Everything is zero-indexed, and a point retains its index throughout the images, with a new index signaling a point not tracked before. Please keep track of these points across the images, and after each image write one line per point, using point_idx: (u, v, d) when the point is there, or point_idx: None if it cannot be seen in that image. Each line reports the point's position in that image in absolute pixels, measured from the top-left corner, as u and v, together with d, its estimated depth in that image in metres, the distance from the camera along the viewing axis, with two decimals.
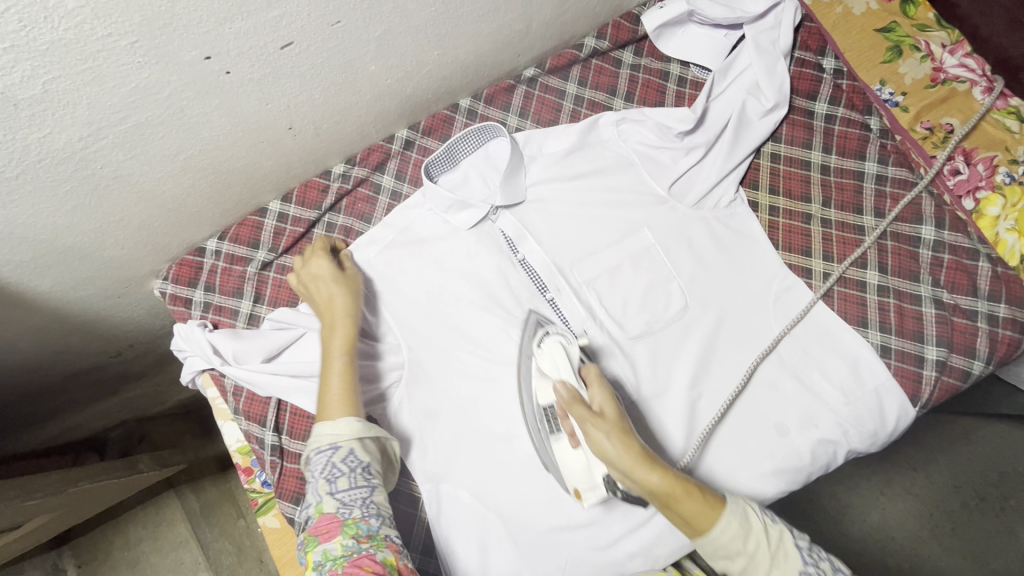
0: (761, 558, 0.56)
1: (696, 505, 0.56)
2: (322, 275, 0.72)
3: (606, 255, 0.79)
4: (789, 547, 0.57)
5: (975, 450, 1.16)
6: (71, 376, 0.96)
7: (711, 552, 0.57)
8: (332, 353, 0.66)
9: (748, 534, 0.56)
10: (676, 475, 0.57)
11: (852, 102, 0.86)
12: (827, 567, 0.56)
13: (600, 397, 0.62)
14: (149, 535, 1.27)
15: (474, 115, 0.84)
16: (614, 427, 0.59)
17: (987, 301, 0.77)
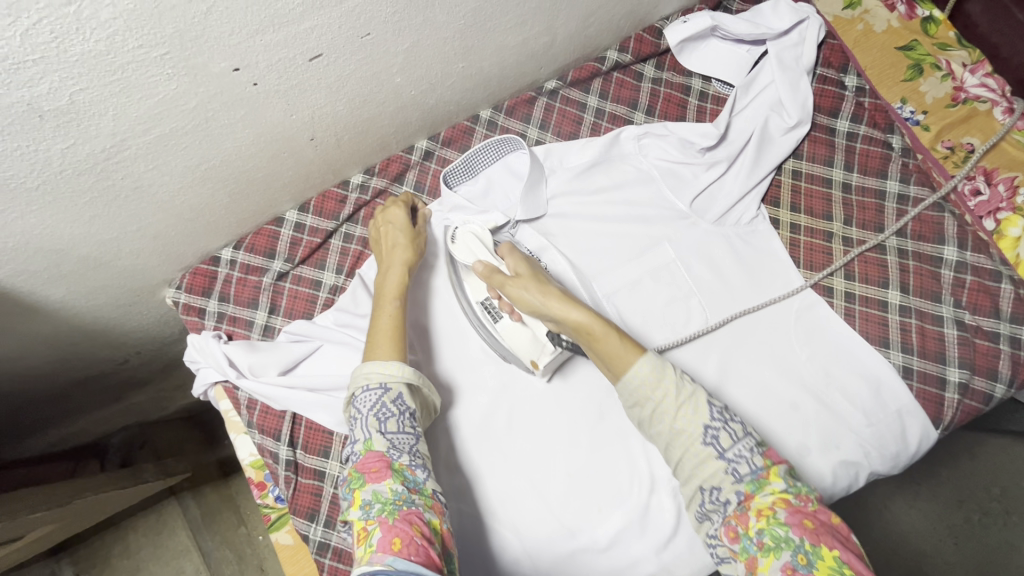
0: (669, 403, 0.59)
1: (613, 343, 0.62)
2: (396, 224, 0.73)
3: (627, 269, 0.79)
4: (702, 402, 0.59)
5: (979, 465, 1.16)
6: (75, 383, 0.95)
7: (628, 394, 0.61)
8: (385, 295, 0.68)
9: (663, 381, 0.60)
10: (597, 314, 0.63)
11: (874, 120, 0.85)
12: (738, 428, 0.58)
13: (514, 262, 0.69)
14: (148, 543, 1.25)
15: (494, 126, 0.83)
16: (538, 278, 0.67)
17: (1009, 323, 0.76)
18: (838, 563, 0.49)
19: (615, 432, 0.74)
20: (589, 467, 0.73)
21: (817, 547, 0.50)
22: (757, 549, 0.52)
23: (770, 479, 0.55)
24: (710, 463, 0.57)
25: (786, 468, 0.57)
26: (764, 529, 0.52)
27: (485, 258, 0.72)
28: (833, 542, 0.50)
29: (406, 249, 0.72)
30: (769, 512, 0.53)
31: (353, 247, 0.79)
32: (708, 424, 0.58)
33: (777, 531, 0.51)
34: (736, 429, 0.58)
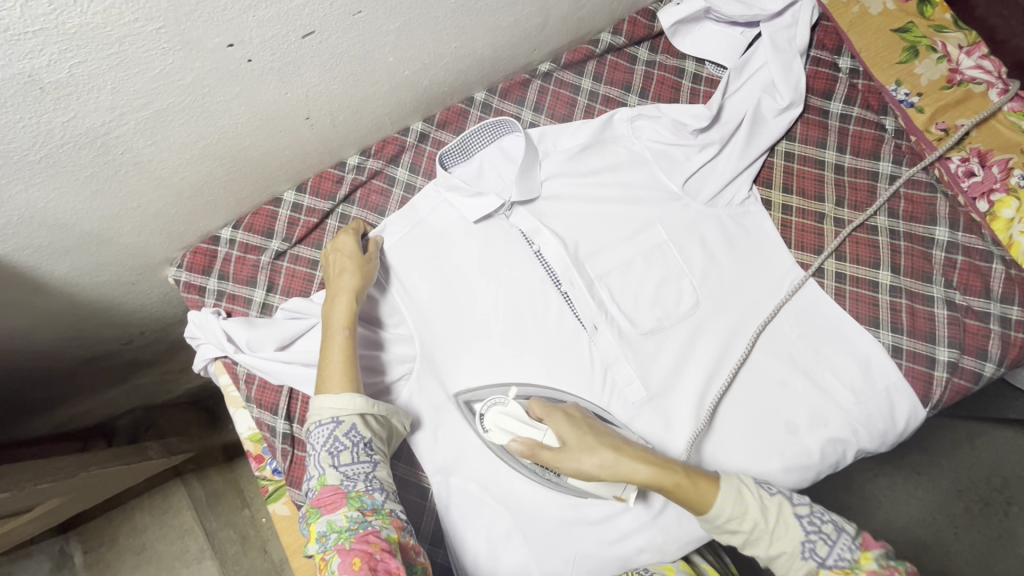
0: (764, 532, 0.61)
1: (688, 484, 0.61)
2: (344, 252, 0.73)
3: (619, 250, 0.80)
4: (790, 518, 0.61)
5: (979, 455, 1.16)
6: (83, 361, 0.98)
7: (717, 526, 0.62)
8: (334, 325, 0.67)
9: (748, 506, 0.61)
10: (661, 464, 0.62)
11: (867, 103, 0.87)
12: (830, 530, 0.60)
13: (557, 428, 0.65)
14: (154, 522, 1.31)
15: (488, 109, 0.84)
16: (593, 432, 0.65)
17: (1000, 303, 0.76)
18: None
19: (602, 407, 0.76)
20: None
21: None
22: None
23: (863, 562, 0.58)
24: (800, 564, 0.60)
25: (881, 550, 0.59)
26: None
27: (519, 427, 0.67)
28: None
29: (354, 274, 0.71)
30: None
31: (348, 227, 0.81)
32: (802, 541, 0.60)
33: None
34: (829, 533, 0.60)
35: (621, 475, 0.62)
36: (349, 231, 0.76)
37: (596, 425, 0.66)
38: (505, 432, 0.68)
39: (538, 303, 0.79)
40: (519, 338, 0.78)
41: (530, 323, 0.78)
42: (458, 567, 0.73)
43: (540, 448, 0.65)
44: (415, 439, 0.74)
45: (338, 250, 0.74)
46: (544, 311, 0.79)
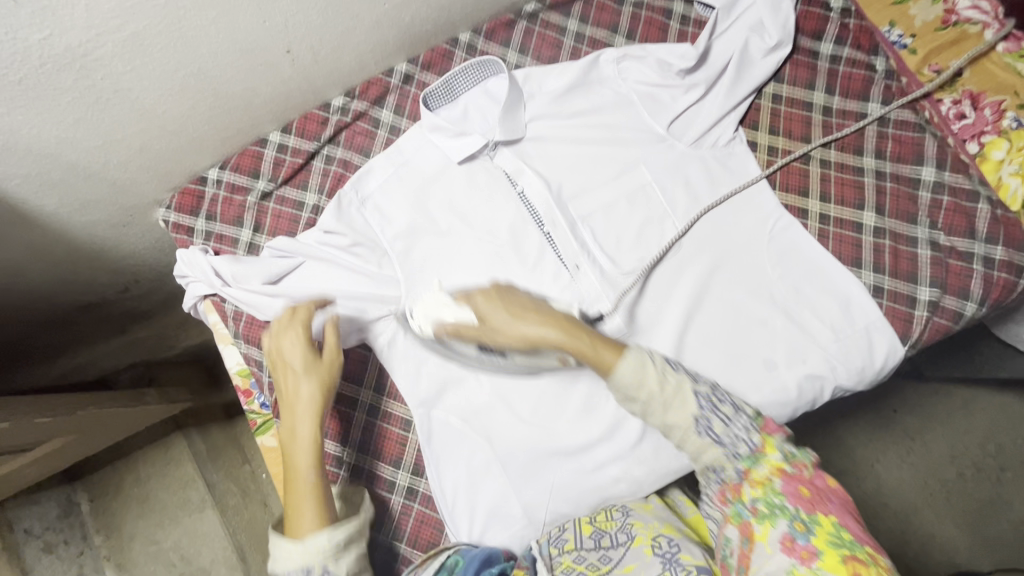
0: (659, 402, 0.60)
1: (590, 347, 0.62)
2: (293, 363, 0.66)
3: (602, 192, 0.80)
4: (688, 394, 0.60)
5: (975, 422, 1.28)
6: (81, 308, 1.00)
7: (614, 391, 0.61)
8: (301, 460, 0.62)
9: (647, 375, 0.60)
10: (565, 333, 0.63)
11: (858, 42, 0.84)
12: (727, 412, 0.61)
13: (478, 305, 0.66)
14: (157, 473, 1.34)
15: (473, 50, 0.83)
16: (504, 301, 0.66)
17: (983, 243, 0.75)
18: (836, 529, 0.55)
19: None
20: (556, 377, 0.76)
21: (812, 516, 0.56)
22: (752, 514, 0.58)
23: (767, 452, 0.59)
24: (711, 451, 0.60)
25: (780, 437, 0.61)
26: (760, 496, 0.58)
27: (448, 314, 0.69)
28: (828, 508, 0.56)
29: (314, 388, 0.65)
30: (766, 483, 0.58)
31: (333, 168, 0.82)
32: (697, 416, 0.60)
33: (773, 500, 0.57)
34: (725, 413, 0.60)
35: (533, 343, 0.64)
36: (297, 330, 0.68)
37: (511, 296, 0.66)
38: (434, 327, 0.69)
39: (520, 244, 0.79)
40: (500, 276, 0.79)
41: (511, 262, 0.79)
42: (439, 497, 0.75)
43: (464, 328, 0.67)
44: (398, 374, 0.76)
45: (287, 363, 0.67)
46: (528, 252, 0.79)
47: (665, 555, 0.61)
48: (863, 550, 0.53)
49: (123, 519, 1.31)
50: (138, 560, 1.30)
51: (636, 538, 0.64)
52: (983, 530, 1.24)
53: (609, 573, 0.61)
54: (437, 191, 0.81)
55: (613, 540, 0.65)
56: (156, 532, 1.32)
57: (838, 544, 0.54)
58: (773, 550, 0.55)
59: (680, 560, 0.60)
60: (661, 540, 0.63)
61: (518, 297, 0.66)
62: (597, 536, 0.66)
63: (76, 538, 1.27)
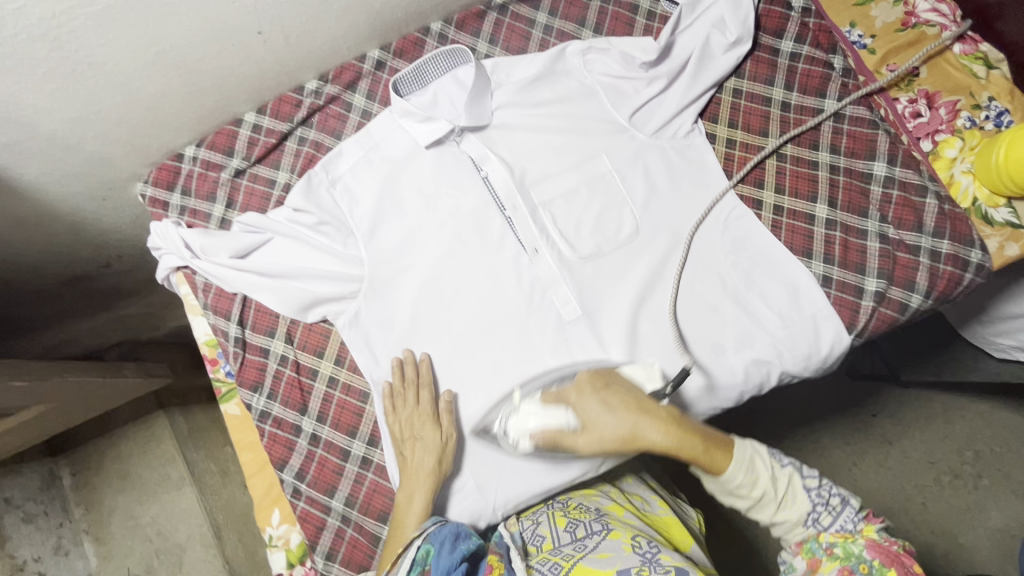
0: (771, 502, 0.65)
1: (700, 452, 0.64)
2: (421, 438, 0.73)
3: (564, 178, 0.82)
4: (800, 491, 0.66)
5: (953, 428, 1.30)
6: (64, 281, 1.03)
7: (725, 488, 0.66)
8: (409, 523, 0.70)
9: (759, 472, 0.65)
10: (676, 432, 0.65)
11: (818, 41, 0.86)
12: (835, 502, 0.65)
13: (583, 408, 0.68)
14: (138, 450, 1.37)
15: (445, 39, 0.86)
16: (605, 397, 0.68)
17: (931, 237, 0.78)
18: None
19: (538, 324, 0.79)
20: (512, 357, 0.78)
21: (882, 568, 0.58)
22: (824, 553, 0.62)
23: (866, 532, 0.63)
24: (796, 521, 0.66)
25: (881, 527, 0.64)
26: (838, 541, 0.62)
27: (539, 422, 0.69)
28: (904, 574, 0.58)
29: (432, 464, 0.72)
30: (848, 536, 0.62)
31: (306, 149, 0.84)
32: (808, 512, 0.65)
33: (849, 547, 0.61)
34: (832, 505, 0.65)
35: (636, 444, 0.65)
36: (426, 413, 0.73)
37: (609, 394, 0.68)
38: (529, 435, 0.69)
39: (482, 228, 0.81)
40: (462, 258, 0.80)
41: (471, 245, 0.81)
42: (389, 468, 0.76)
43: (564, 435, 0.68)
44: (356, 351, 0.78)
45: (416, 437, 0.73)
46: (490, 236, 0.81)
47: (644, 553, 0.61)
48: None
49: (103, 493, 1.34)
50: (116, 534, 1.32)
51: (613, 531, 0.67)
52: (956, 536, 1.25)
53: (583, 557, 0.63)
54: (401, 172, 0.82)
55: (588, 531, 0.69)
56: (135, 507, 1.34)
57: None
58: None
59: (659, 561, 0.60)
60: (640, 541, 0.64)
61: (614, 394, 0.68)
62: (573, 528, 0.70)
63: (55, 510, 1.29)
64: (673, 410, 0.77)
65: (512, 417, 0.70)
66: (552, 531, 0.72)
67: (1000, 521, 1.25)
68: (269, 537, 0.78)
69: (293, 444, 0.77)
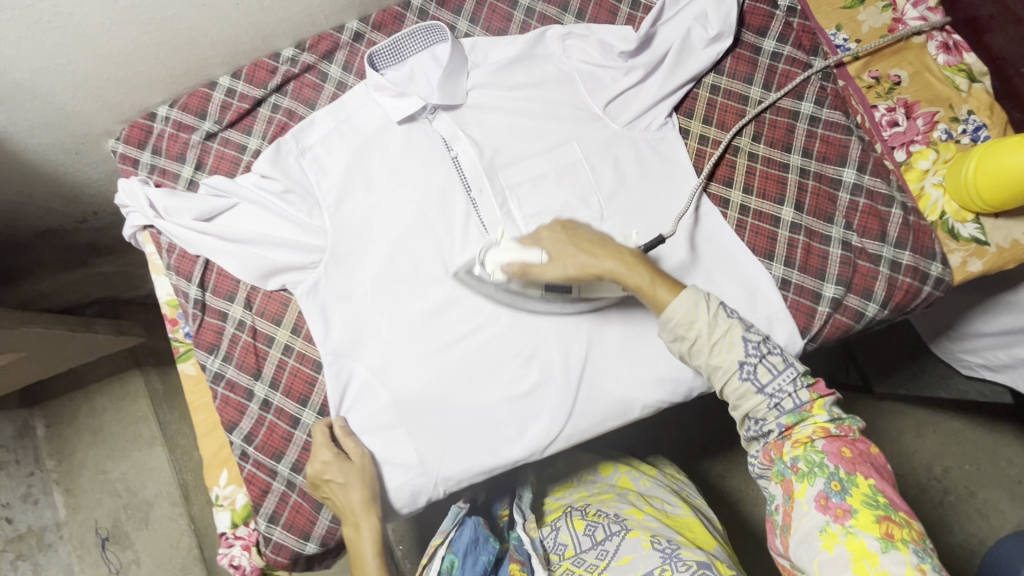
0: (706, 340, 0.65)
1: (644, 280, 0.66)
2: (330, 472, 0.72)
3: (533, 163, 0.82)
4: (736, 338, 0.65)
5: (922, 442, 1.30)
6: (39, 234, 1.04)
7: (667, 329, 0.66)
8: (365, 556, 0.69)
9: (699, 314, 0.65)
10: (629, 263, 0.67)
11: (800, 42, 0.85)
12: (777, 364, 0.64)
13: (550, 245, 0.68)
14: (112, 407, 1.38)
15: (425, 15, 0.86)
16: (571, 235, 0.68)
17: (893, 247, 0.78)
18: (872, 491, 0.59)
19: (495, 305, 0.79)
20: (467, 335, 0.79)
21: (850, 476, 0.60)
22: (793, 472, 0.63)
23: (813, 412, 0.64)
24: (753, 399, 0.64)
25: (830, 399, 0.64)
26: (799, 455, 0.63)
27: (512, 256, 0.69)
28: (867, 471, 0.61)
29: (358, 490, 0.72)
30: (807, 441, 0.62)
31: (278, 117, 0.84)
32: (743, 360, 0.64)
33: (812, 457, 0.62)
34: (773, 363, 0.64)
35: (591, 273, 0.67)
36: (324, 450, 0.73)
37: (577, 234, 0.69)
38: (500, 268, 0.69)
39: (447, 207, 0.81)
40: (424, 236, 0.80)
41: (435, 223, 0.81)
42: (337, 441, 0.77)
43: (531, 268, 0.68)
44: (311, 322, 0.77)
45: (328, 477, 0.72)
46: (455, 216, 0.81)
47: (663, 550, 0.70)
48: (898, 513, 0.58)
49: (75, 447, 1.35)
50: (86, 487, 1.34)
51: (632, 531, 0.75)
52: None
53: (606, 565, 0.72)
54: (370, 146, 0.82)
55: (607, 532, 0.77)
56: (106, 463, 1.36)
57: (872, 505, 0.59)
58: (809, 507, 0.60)
59: (680, 555, 0.69)
60: (659, 538, 0.73)
61: (583, 234, 0.69)
62: (591, 531, 0.78)
63: (27, 459, 1.31)
64: (620, 400, 0.78)
65: (491, 249, 0.71)
66: (572, 535, 0.80)
67: (962, 537, 1.25)
68: (214, 497, 0.80)
69: (244, 408, 0.78)
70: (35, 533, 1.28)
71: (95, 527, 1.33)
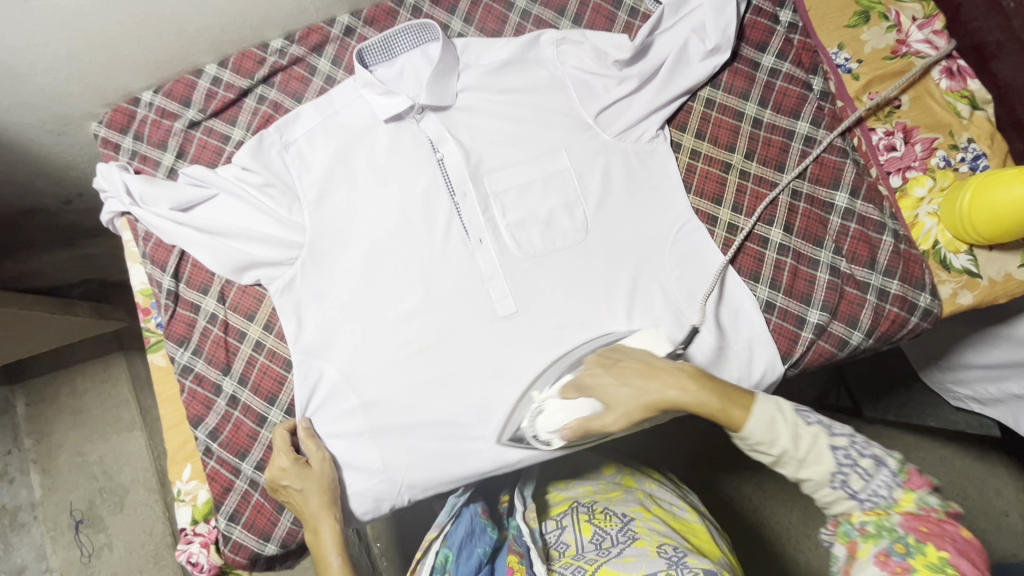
0: (795, 459, 0.60)
1: (715, 403, 0.60)
2: (288, 476, 0.71)
3: (520, 169, 0.80)
4: (823, 451, 0.60)
5: None
6: (22, 213, 1.03)
7: (747, 446, 0.61)
8: (326, 557, 0.68)
9: (780, 431, 0.59)
10: (693, 391, 0.61)
11: (799, 60, 0.84)
12: (866, 464, 0.60)
13: (601, 390, 0.65)
14: (93, 389, 1.37)
15: (418, 12, 0.84)
16: (613, 373, 0.66)
17: (881, 275, 0.77)
18: (942, 562, 0.53)
19: (471, 312, 0.78)
20: (441, 341, 0.77)
21: (920, 544, 0.55)
22: (859, 534, 0.58)
23: (903, 502, 0.58)
24: (843, 503, 0.60)
25: (924, 490, 0.59)
26: (870, 518, 0.58)
27: (562, 417, 0.70)
28: (945, 547, 0.54)
29: (316, 492, 0.71)
30: (881, 512, 0.58)
31: (264, 108, 0.82)
32: (835, 472, 0.59)
33: (881, 521, 0.58)
34: (865, 468, 0.59)
35: (659, 409, 0.62)
36: (281, 454, 0.72)
37: (620, 368, 0.66)
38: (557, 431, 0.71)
39: (429, 210, 0.80)
40: (404, 238, 0.79)
41: (416, 226, 0.79)
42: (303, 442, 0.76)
43: (591, 424, 0.66)
44: (283, 320, 0.76)
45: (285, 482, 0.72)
46: (438, 218, 0.80)
47: (670, 558, 0.67)
48: None
49: (54, 427, 1.34)
50: (63, 468, 1.33)
51: (639, 539, 0.72)
52: None
53: (605, 561, 0.71)
54: (355, 144, 0.80)
55: (614, 539, 0.74)
56: (84, 445, 1.35)
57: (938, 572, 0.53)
58: (867, 564, 0.56)
59: (686, 563, 0.66)
60: (665, 547, 0.69)
61: (626, 365, 0.65)
62: (598, 538, 0.76)
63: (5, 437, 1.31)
64: None
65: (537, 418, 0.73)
66: (577, 538, 0.78)
67: None
68: (177, 491, 0.79)
69: (211, 403, 0.77)
70: (9, 512, 1.28)
71: (70, 509, 1.32)
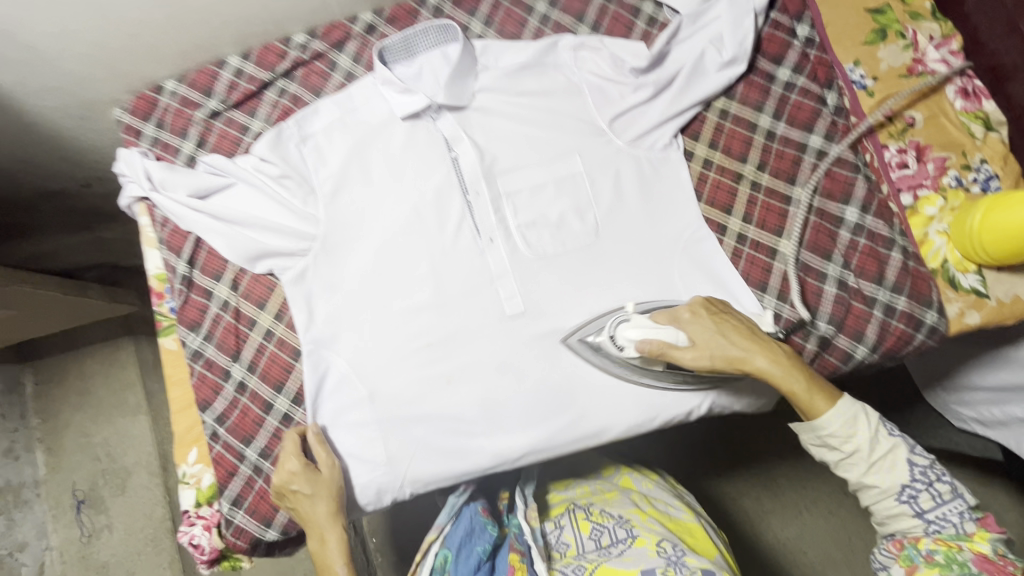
0: (864, 460, 0.69)
1: (797, 386, 0.69)
2: (297, 483, 0.72)
3: (533, 171, 0.81)
4: (899, 460, 0.68)
5: None
6: (41, 194, 1.05)
7: (816, 435, 0.70)
8: (332, 566, 0.70)
9: (858, 429, 0.68)
10: (786, 372, 0.69)
11: (815, 74, 0.84)
12: (943, 492, 0.67)
13: (693, 330, 0.71)
14: (100, 371, 1.39)
15: (439, 13, 0.86)
16: (713, 318, 0.72)
17: (889, 291, 0.77)
18: None
19: (479, 310, 0.79)
20: (449, 337, 0.78)
21: None
22: (924, 560, 0.66)
23: (976, 539, 0.65)
24: (908, 519, 0.68)
25: (997, 535, 0.66)
26: (939, 548, 0.65)
27: (646, 333, 0.72)
28: None
29: (326, 500, 0.72)
30: (952, 546, 0.65)
31: (284, 102, 0.84)
32: (906, 484, 0.68)
33: (953, 555, 0.64)
34: (938, 492, 0.67)
35: (739, 366, 0.70)
36: (291, 461, 0.72)
37: (722, 320, 0.72)
38: (632, 344, 0.72)
39: (442, 207, 0.81)
40: (417, 234, 0.80)
41: (429, 223, 0.80)
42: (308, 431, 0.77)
43: (669, 348, 0.71)
44: (294, 310, 0.77)
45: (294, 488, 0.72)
46: (450, 216, 0.81)
47: (670, 557, 0.70)
48: None
49: (61, 408, 1.36)
50: (68, 448, 1.35)
51: (638, 538, 0.74)
52: None
53: (606, 561, 0.72)
54: (373, 140, 0.81)
55: (612, 538, 0.76)
56: (89, 426, 1.36)
57: None
58: None
59: (685, 562, 0.68)
60: (665, 545, 0.72)
61: (727, 320, 0.72)
62: (597, 535, 0.77)
63: (13, 414, 1.32)
64: (598, 418, 0.77)
65: (621, 323, 0.73)
66: (575, 536, 0.79)
67: None
68: (181, 474, 0.80)
69: (219, 388, 0.78)
70: (13, 489, 1.29)
71: (72, 488, 1.34)
